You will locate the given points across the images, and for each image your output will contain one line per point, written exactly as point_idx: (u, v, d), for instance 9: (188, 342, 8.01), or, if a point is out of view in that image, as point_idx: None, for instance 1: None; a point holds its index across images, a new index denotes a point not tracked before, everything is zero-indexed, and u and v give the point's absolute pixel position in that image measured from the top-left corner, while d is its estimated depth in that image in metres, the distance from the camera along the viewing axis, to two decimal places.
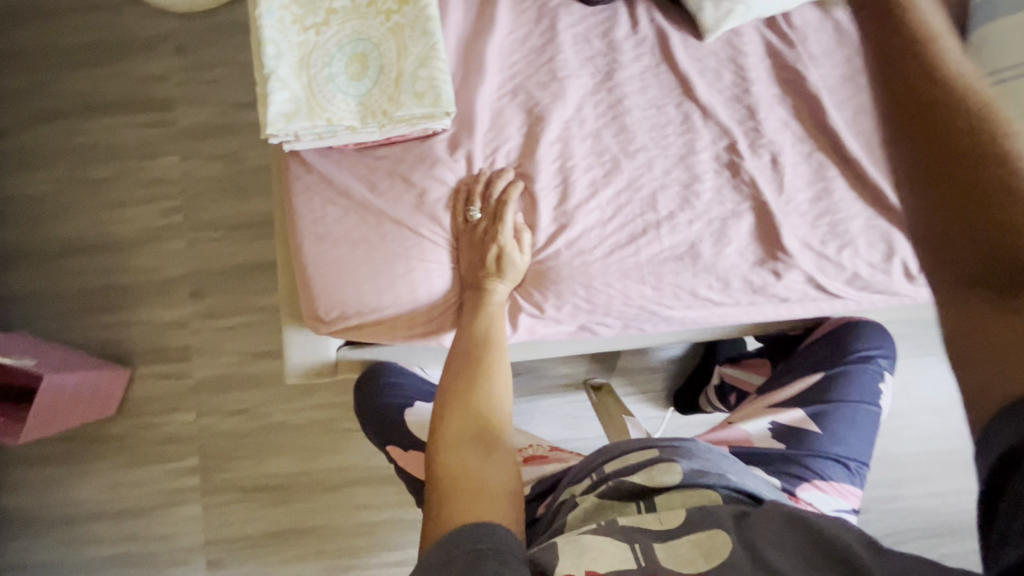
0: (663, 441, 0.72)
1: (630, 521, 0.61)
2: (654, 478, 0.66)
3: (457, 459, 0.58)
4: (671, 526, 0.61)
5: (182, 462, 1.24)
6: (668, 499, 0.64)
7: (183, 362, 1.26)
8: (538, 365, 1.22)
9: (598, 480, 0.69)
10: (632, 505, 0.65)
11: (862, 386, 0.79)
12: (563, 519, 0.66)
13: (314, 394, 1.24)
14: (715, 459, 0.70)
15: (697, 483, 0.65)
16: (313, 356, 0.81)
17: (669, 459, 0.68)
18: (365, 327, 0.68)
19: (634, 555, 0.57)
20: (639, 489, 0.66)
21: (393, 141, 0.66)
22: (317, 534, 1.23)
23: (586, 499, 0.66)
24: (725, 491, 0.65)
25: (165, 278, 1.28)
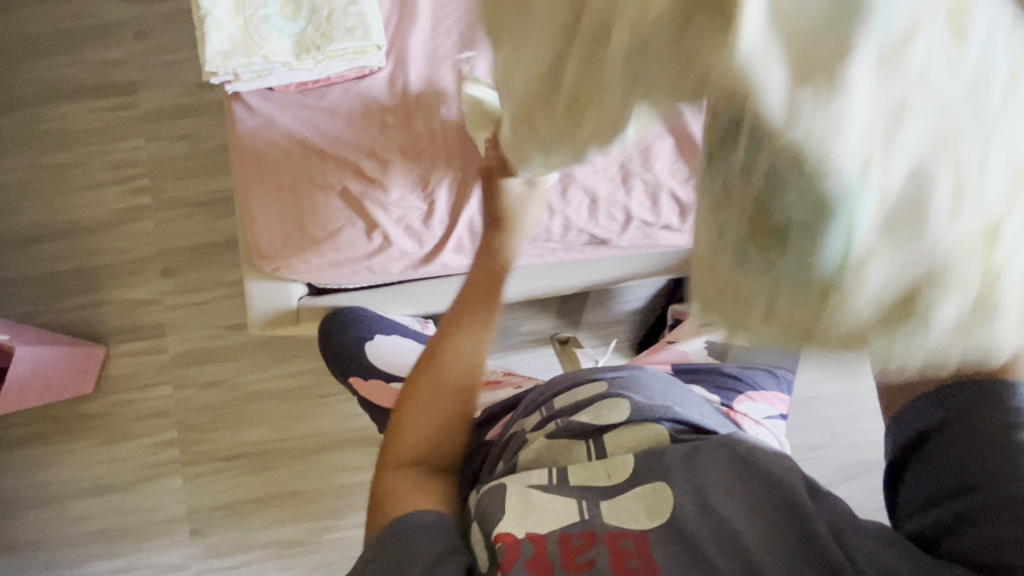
0: (610, 374, 0.74)
1: (580, 477, 0.61)
2: (604, 418, 0.66)
3: (427, 416, 0.65)
4: (620, 478, 0.60)
5: (161, 436, 1.26)
6: (617, 441, 0.64)
7: (156, 339, 1.28)
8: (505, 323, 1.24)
9: (549, 419, 0.69)
10: (583, 447, 0.65)
11: None
12: (512, 457, 0.66)
13: (287, 361, 1.28)
14: (664, 394, 0.70)
15: (645, 417, 0.65)
16: (275, 303, 0.85)
17: (616, 397, 0.68)
18: (307, 260, 0.70)
19: (579, 510, 0.57)
20: (588, 429, 0.66)
21: (332, 81, 0.71)
22: (295, 499, 1.26)
23: (537, 439, 0.65)
24: (670, 424, 0.66)
25: (136, 257, 1.30)
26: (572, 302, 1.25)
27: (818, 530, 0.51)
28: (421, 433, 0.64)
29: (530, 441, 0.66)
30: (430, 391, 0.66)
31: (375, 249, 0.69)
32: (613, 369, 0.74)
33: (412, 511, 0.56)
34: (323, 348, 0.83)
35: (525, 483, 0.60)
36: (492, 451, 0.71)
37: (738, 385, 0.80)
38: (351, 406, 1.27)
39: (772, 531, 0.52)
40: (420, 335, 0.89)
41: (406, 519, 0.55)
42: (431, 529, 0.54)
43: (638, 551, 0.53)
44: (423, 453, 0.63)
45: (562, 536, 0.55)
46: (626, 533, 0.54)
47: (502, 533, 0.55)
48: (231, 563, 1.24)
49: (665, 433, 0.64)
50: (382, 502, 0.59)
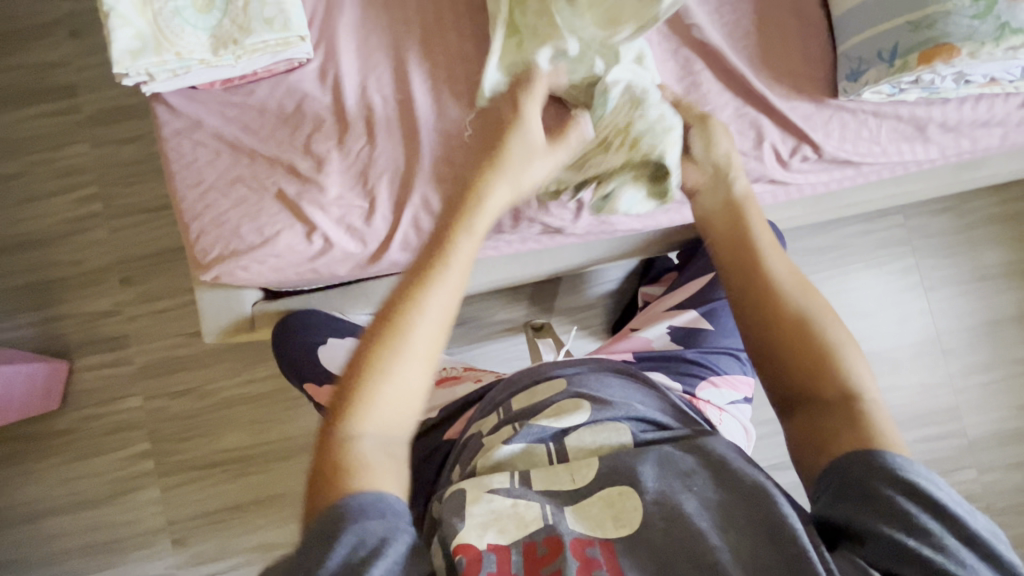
0: (570, 370, 0.72)
1: (544, 485, 0.59)
2: (564, 420, 0.64)
3: (392, 378, 0.52)
4: (583, 484, 0.59)
5: (133, 449, 1.24)
6: (578, 443, 0.63)
7: (120, 351, 1.25)
8: (477, 314, 1.21)
9: (506, 422, 0.67)
10: (544, 449, 0.63)
11: None
12: (470, 463, 0.64)
13: (257, 365, 1.25)
14: (626, 390, 0.68)
15: (605, 418, 0.64)
16: (226, 312, 0.81)
17: (577, 397, 0.67)
18: (245, 243, 0.66)
19: (543, 514, 0.56)
20: (548, 431, 0.64)
21: (258, 76, 0.68)
22: (276, 504, 1.24)
23: (497, 445, 0.64)
24: (632, 422, 0.64)
25: (94, 267, 1.25)
26: (543, 289, 1.22)
27: (807, 541, 0.49)
28: (382, 402, 0.52)
29: (490, 446, 0.64)
30: (393, 349, 0.52)
31: (317, 252, 0.67)
32: (573, 364, 0.73)
33: (371, 491, 0.49)
34: (276, 355, 0.80)
35: (486, 488, 0.58)
36: (452, 456, 0.71)
37: (702, 369, 0.80)
38: None
39: (751, 550, 0.50)
40: None
41: (363, 498, 0.48)
42: (392, 516, 0.48)
43: (607, 560, 0.52)
44: (385, 426, 0.52)
45: (527, 545, 0.53)
46: (593, 541, 0.53)
47: (463, 543, 0.52)
48: (215, 571, 1.23)
49: (627, 432, 0.62)
50: (328, 462, 0.50)
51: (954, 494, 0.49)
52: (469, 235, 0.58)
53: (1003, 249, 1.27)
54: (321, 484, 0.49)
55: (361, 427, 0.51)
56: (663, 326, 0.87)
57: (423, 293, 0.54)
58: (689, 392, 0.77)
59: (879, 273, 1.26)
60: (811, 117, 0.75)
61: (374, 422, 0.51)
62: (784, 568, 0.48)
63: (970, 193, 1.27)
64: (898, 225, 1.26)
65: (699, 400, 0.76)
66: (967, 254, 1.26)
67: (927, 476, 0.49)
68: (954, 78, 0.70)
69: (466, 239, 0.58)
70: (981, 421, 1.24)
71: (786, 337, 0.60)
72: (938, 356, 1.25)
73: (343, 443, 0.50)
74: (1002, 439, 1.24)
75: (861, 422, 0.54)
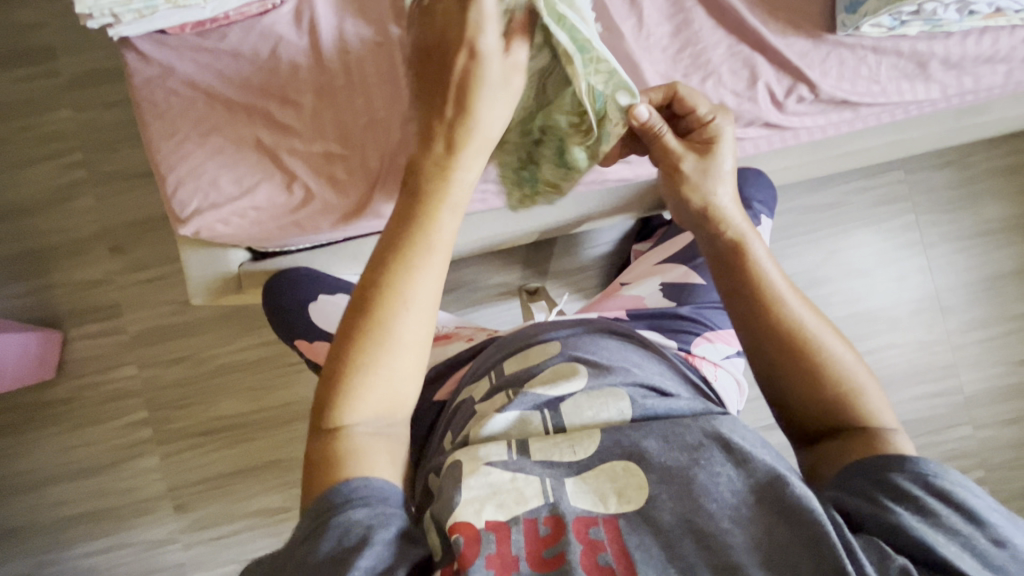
0: (564, 331, 0.69)
1: (542, 455, 0.56)
2: (561, 387, 0.61)
3: (382, 365, 0.52)
4: (584, 454, 0.56)
5: (132, 417, 1.24)
6: (575, 411, 0.59)
7: (114, 320, 1.24)
8: (471, 278, 1.20)
9: (500, 388, 0.64)
10: (538, 416, 0.60)
11: None
12: (463, 431, 0.61)
13: (251, 332, 1.25)
14: (623, 354, 0.65)
15: (603, 385, 0.60)
16: (212, 272, 0.80)
17: (573, 362, 0.64)
18: (228, 196, 0.65)
19: (544, 489, 0.53)
20: (545, 399, 0.61)
21: (230, 19, 0.65)
22: (276, 469, 1.25)
23: (490, 416, 0.60)
24: (631, 388, 0.60)
25: (83, 236, 1.24)
26: (537, 251, 1.20)
27: (826, 526, 0.46)
28: (371, 390, 0.52)
29: (482, 418, 0.60)
30: (381, 338, 0.52)
31: (298, 202, 0.66)
32: (566, 325, 0.70)
33: (363, 477, 0.50)
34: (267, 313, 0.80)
35: (483, 461, 0.55)
36: (443, 422, 0.68)
37: (697, 326, 0.78)
38: None
39: (771, 527, 0.48)
40: None
41: (352, 485, 0.50)
42: (380, 501, 0.50)
43: (611, 538, 0.49)
44: (385, 409, 0.53)
45: (529, 522, 0.51)
46: (596, 519, 0.50)
47: (461, 521, 0.50)
48: (218, 534, 1.25)
49: (626, 401, 0.59)
50: (323, 464, 0.51)
51: (992, 501, 0.50)
52: (453, 210, 0.55)
53: (1004, 203, 1.25)
54: (315, 474, 0.51)
55: (357, 415, 0.52)
56: (655, 283, 0.86)
57: (410, 274, 0.53)
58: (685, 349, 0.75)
59: (879, 230, 1.24)
60: (808, 55, 0.72)
61: (370, 410, 0.52)
62: (805, 548, 0.46)
63: (973, 146, 1.25)
64: (898, 180, 1.24)
65: (696, 358, 0.75)
66: (968, 209, 1.24)
67: (955, 480, 0.50)
68: (957, 7, 0.67)
69: (450, 214, 0.55)
70: (978, 377, 1.24)
71: (798, 351, 0.59)
72: (936, 313, 1.24)
73: (339, 432, 0.52)
74: (999, 394, 1.24)
75: (850, 413, 0.57)
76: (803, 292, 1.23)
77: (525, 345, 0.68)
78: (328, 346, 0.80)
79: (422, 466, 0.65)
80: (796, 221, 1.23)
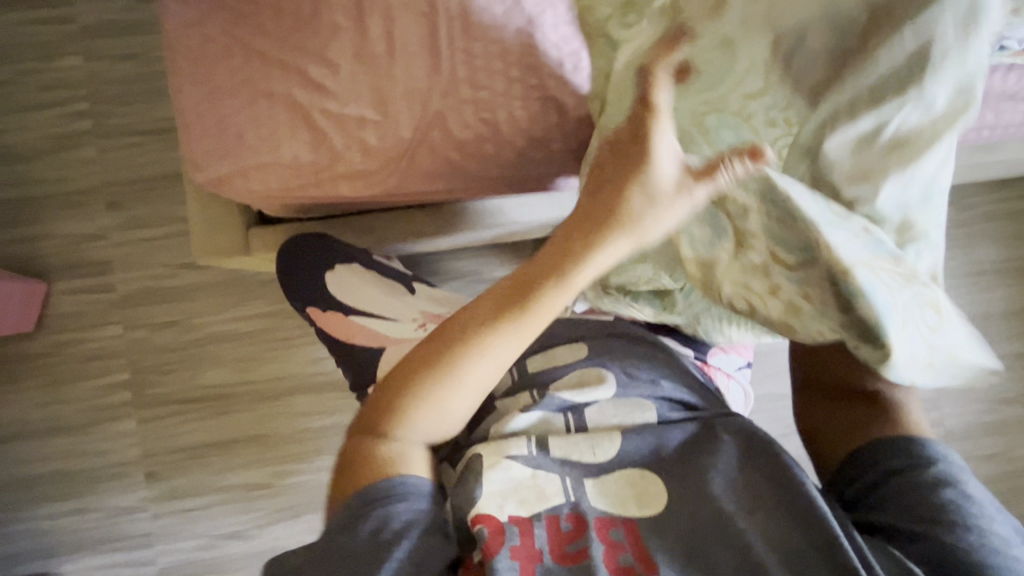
0: (591, 331, 0.67)
1: (562, 451, 0.55)
2: (586, 392, 0.60)
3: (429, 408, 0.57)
4: (605, 458, 0.55)
5: (112, 378, 1.20)
6: (598, 418, 0.58)
7: (105, 277, 1.20)
8: (477, 269, 1.18)
9: (523, 386, 0.63)
10: (560, 418, 0.58)
11: None
12: (482, 428, 0.60)
13: (246, 303, 1.22)
14: (653, 364, 0.64)
15: (630, 395, 0.60)
16: (222, 232, 0.79)
17: (602, 367, 0.63)
18: (256, 153, 0.65)
19: (565, 488, 0.52)
20: (570, 403, 0.59)
21: None
22: (258, 444, 1.22)
23: (513, 416, 0.59)
24: (658, 402, 0.60)
25: (80, 188, 1.20)
26: None
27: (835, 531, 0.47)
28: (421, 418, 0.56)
29: (505, 416, 0.59)
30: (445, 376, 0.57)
31: (325, 164, 0.66)
32: (595, 325, 0.68)
33: (401, 476, 0.53)
34: (281, 276, 0.81)
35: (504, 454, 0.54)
36: None
37: None
38: (313, 350, 1.23)
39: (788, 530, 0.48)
40: (385, 269, 0.84)
41: (390, 481, 0.52)
42: (416, 497, 0.53)
43: (630, 541, 0.49)
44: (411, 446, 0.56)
45: (549, 518, 0.51)
46: (614, 520, 0.50)
47: (483, 514, 0.50)
48: (188, 507, 1.21)
49: (652, 411, 0.58)
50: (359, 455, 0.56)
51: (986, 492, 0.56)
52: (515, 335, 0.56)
53: (998, 247, 1.29)
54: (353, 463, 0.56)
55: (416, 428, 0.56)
56: None
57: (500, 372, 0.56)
58: (704, 359, 0.75)
59: None
60: None
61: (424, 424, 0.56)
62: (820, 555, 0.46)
63: (973, 189, 1.28)
64: None
65: (711, 368, 0.75)
66: (964, 249, 1.28)
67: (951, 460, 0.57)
68: (991, 42, 0.67)
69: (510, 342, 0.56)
70: (958, 413, 1.27)
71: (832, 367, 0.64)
72: None
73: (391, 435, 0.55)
74: (978, 431, 1.27)
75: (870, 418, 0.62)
76: None
77: (549, 342, 0.67)
78: (342, 318, 0.80)
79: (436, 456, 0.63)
80: None
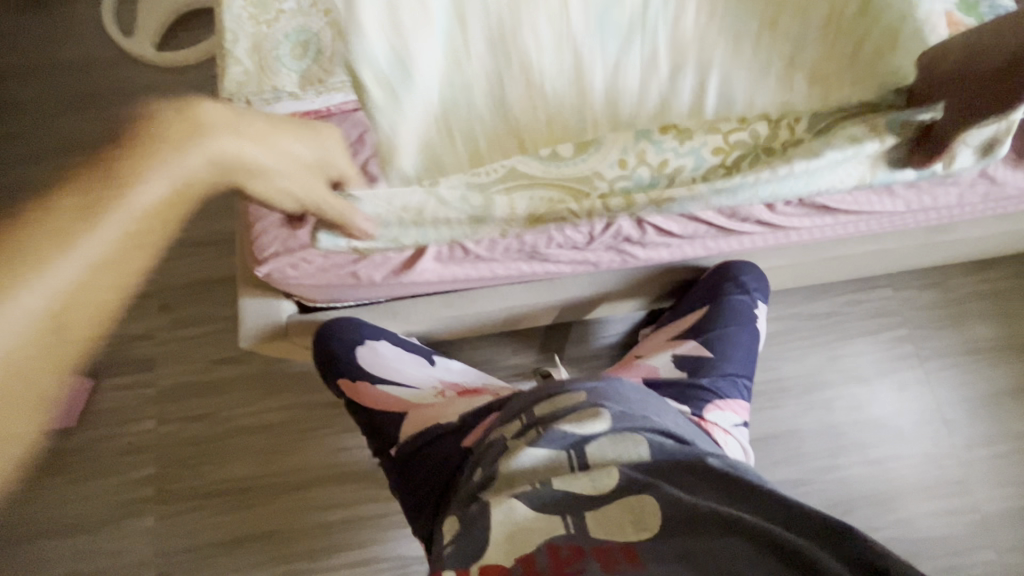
0: (588, 383, 0.73)
1: (562, 484, 0.61)
2: (585, 427, 0.65)
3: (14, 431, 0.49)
4: (603, 491, 0.60)
5: (140, 472, 1.24)
6: (597, 452, 0.63)
7: (147, 374, 1.29)
8: (489, 356, 1.26)
9: (528, 426, 0.67)
10: (565, 458, 0.63)
11: (744, 317, 0.95)
12: (491, 471, 0.64)
13: (272, 396, 1.28)
14: (644, 406, 0.71)
15: (625, 429, 0.65)
16: (267, 320, 0.88)
17: (597, 405, 0.68)
18: (304, 252, 0.79)
19: (566, 522, 0.57)
20: (571, 439, 0.64)
21: (330, 111, 0.83)
22: (273, 540, 1.22)
23: (520, 450, 0.64)
24: (651, 435, 0.65)
25: (137, 294, 1.34)
26: (554, 335, 1.27)
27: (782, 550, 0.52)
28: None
29: (511, 451, 0.64)
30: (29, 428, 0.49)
31: (359, 254, 0.79)
32: (592, 380, 0.74)
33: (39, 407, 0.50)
34: (313, 356, 0.89)
35: (509, 495, 0.60)
36: (468, 465, 0.70)
37: (708, 395, 0.85)
38: (334, 441, 1.27)
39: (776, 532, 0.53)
40: (406, 343, 0.94)
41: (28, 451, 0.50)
42: None
43: (627, 559, 0.53)
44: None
45: (550, 547, 0.55)
46: (614, 547, 0.54)
47: (490, 564, 0.55)
48: None
49: (645, 445, 0.63)
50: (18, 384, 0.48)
51: None
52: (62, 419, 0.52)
53: (991, 325, 1.33)
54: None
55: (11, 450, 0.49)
56: (669, 355, 0.92)
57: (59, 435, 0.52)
58: (701, 415, 0.82)
59: (874, 340, 1.32)
60: None
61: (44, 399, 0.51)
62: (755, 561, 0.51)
63: (956, 271, 1.35)
64: (888, 296, 1.34)
65: (708, 423, 0.81)
66: (957, 327, 1.32)
67: None
68: (905, 137, 0.79)
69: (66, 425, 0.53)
70: (991, 497, 1.24)
71: None
72: (940, 426, 1.27)
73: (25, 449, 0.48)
74: (1015, 516, 1.23)
75: None
76: (807, 395, 1.29)
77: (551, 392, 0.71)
78: (367, 388, 0.89)
79: (449, 504, 0.67)
80: (797, 326, 1.32)
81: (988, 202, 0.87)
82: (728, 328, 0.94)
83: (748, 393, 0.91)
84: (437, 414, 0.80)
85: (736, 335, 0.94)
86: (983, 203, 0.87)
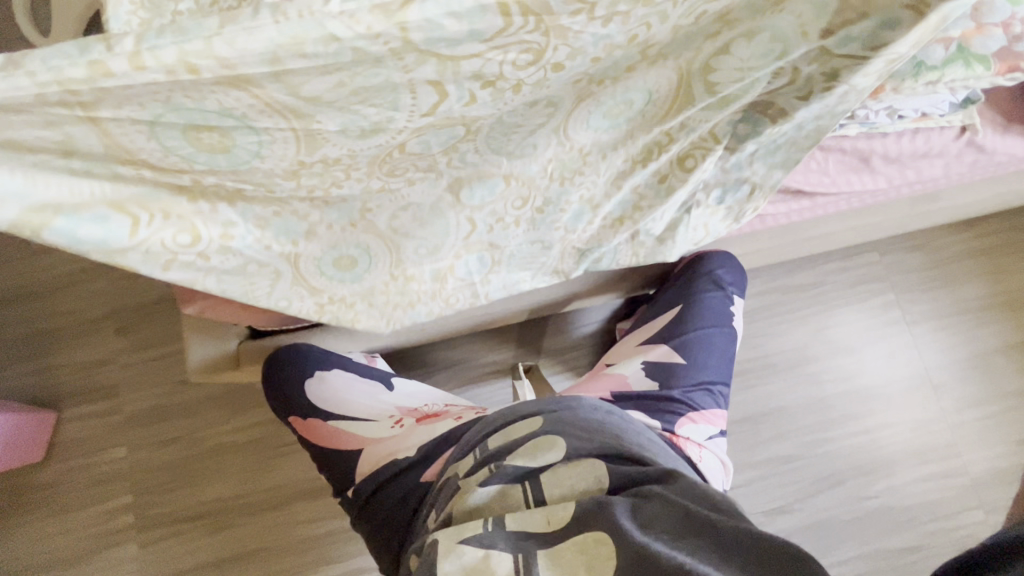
0: (551, 408, 0.69)
1: (517, 524, 0.56)
2: (540, 458, 0.62)
3: None
4: (559, 524, 0.56)
5: (114, 501, 1.21)
6: (555, 482, 0.60)
7: (111, 400, 1.24)
8: (464, 356, 1.21)
9: (483, 462, 0.64)
10: (519, 489, 0.60)
11: (713, 316, 0.90)
12: (447, 509, 0.61)
13: (246, 413, 1.24)
14: (607, 428, 0.67)
15: (580, 455, 0.62)
16: (213, 350, 0.83)
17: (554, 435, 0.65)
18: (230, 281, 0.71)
19: (516, 565, 0.52)
20: (525, 470, 0.61)
21: None
22: (258, 558, 1.20)
23: (473, 490, 0.61)
24: (607, 460, 0.62)
25: (90, 318, 1.26)
26: (530, 330, 1.22)
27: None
28: None
29: (464, 492, 0.61)
30: None
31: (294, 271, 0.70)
32: (552, 401, 0.70)
33: None
34: (266, 389, 0.84)
35: (458, 539, 0.54)
36: (428, 501, 0.67)
37: (681, 408, 0.82)
38: None
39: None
40: (363, 366, 0.89)
41: None
42: None
43: None
44: None
45: None
46: None
47: None
48: None
49: (602, 469, 0.61)
50: None
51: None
52: None
53: (981, 284, 1.29)
54: None
55: None
56: (638, 362, 0.88)
57: None
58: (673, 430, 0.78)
59: (862, 308, 1.28)
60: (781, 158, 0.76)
61: None
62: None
63: (943, 230, 1.30)
64: (875, 261, 1.29)
65: (681, 439, 0.77)
66: (945, 288, 1.29)
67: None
68: (887, 112, 0.70)
69: None
70: (979, 458, 1.23)
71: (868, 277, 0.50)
72: (928, 391, 1.25)
73: None
74: (1003, 476, 1.22)
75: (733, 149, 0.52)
76: (795, 368, 1.26)
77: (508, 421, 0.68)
78: (322, 422, 0.84)
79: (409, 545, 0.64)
80: (781, 299, 1.27)
81: (973, 172, 0.81)
82: (701, 330, 0.90)
83: (723, 400, 0.87)
84: (396, 449, 0.77)
85: (708, 337, 0.90)
86: (970, 173, 0.81)
